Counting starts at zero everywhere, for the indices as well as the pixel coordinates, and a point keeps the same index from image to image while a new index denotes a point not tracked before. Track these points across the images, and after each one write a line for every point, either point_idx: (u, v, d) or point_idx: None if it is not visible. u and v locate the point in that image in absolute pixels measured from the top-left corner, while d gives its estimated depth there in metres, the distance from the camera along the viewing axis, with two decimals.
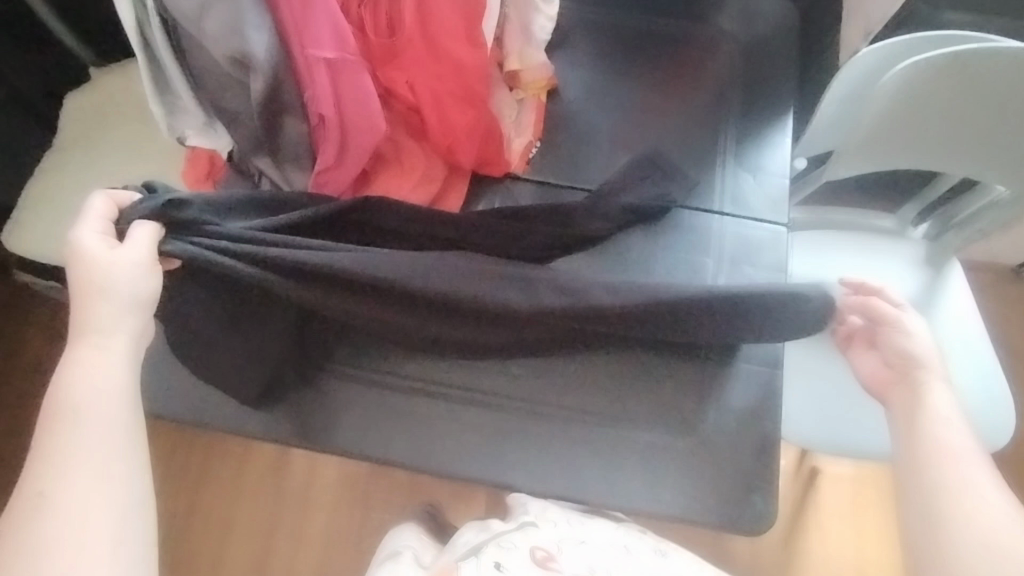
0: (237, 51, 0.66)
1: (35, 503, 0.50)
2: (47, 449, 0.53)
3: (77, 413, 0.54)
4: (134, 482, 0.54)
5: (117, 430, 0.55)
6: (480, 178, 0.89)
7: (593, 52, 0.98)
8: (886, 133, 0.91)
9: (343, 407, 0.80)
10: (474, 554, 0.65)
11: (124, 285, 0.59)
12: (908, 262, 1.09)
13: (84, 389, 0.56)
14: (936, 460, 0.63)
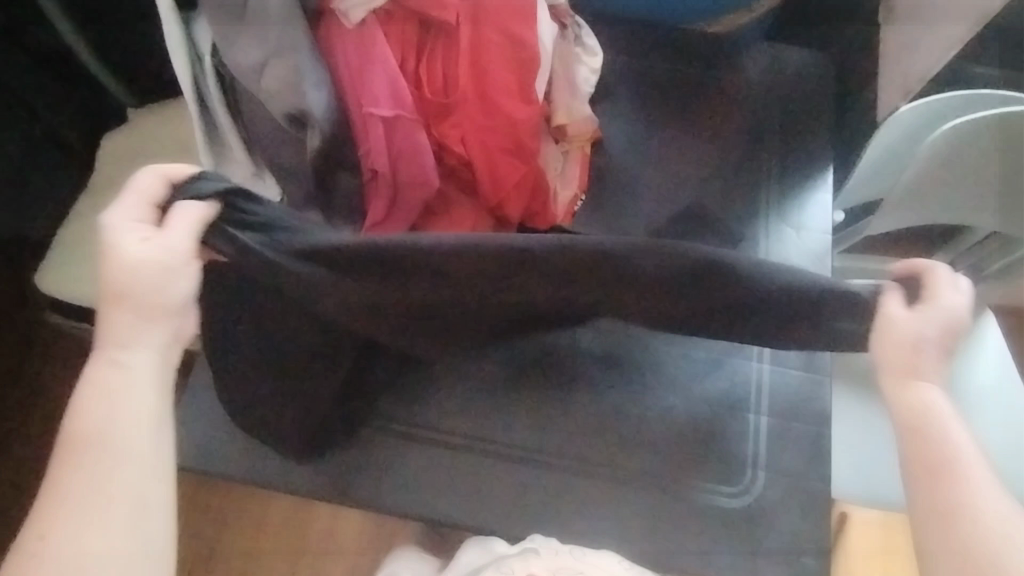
0: (294, 107, 0.66)
1: (36, 544, 0.49)
2: (54, 480, 0.52)
3: (95, 442, 0.52)
4: (156, 520, 0.53)
5: (129, 463, 0.53)
6: (526, 230, 0.89)
7: (634, 105, 0.98)
8: (930, 190, 0.90)
9: (386, 466, 0.79)
10: None
11: (150, 289, 0.54)
12: None
13: (92, 411, 0.53)
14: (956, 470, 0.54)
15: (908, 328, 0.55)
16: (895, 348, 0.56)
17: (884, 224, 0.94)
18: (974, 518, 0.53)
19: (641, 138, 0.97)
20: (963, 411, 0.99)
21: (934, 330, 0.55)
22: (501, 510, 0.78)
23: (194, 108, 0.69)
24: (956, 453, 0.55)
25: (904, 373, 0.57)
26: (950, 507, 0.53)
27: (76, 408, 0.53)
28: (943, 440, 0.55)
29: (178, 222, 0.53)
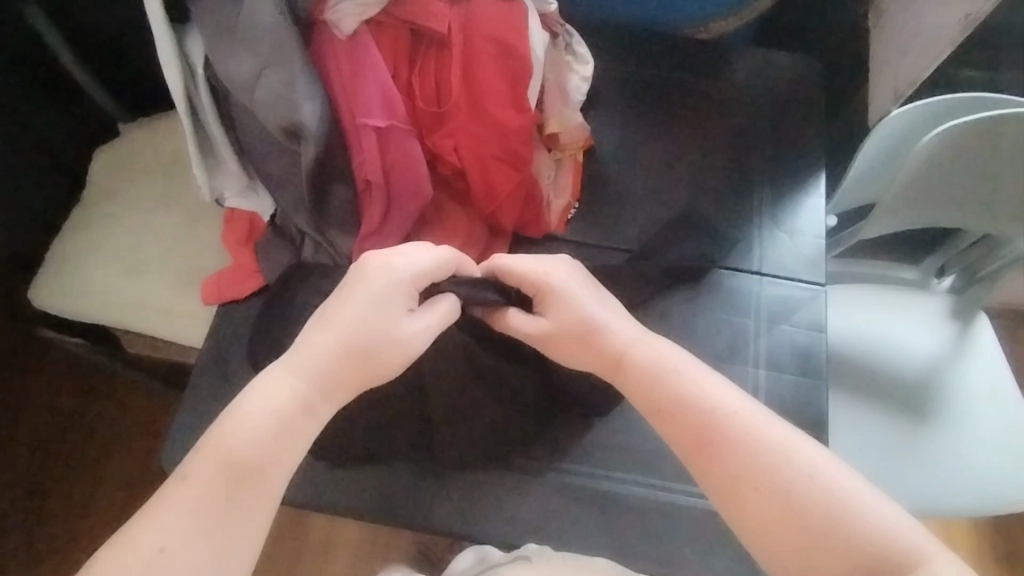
0: (288, 120, 0.66)
1: (148, 551, 0.51)
2: (181, 494, 0.54)
3: (250, 474, 0.55)
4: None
5: (255, 519, 0.55)
6: (519, 238, 0.89)
7: (625, 112, 0.99)
8: (921, 194, 0.90)
9: (384, 479, 0.78)
10: None
11: (381, 365, 0.61)
12: (934, 315, 1.07)
13: (236, 436, 0.56)
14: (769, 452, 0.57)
15: (548, 330, 0.67)
16: (581, 349, 0.67)
17: (876, 230, 0.95)
18: (789, 460, 0.57)
19: (633, 145, 0.97)
20: (960, 411, 0.99)
21: (618, 327, 0.66)
22: (500, 520, 0.77)
23: (187, 120, 0.69)
24: (728, 418, 0.59)
25: (609, 357, 0.66)
26: (764, 468, 0.57)
27: (239, 411, 0.57)
28: (695, 407, 0.61)
29: (443, 313, 0.64)
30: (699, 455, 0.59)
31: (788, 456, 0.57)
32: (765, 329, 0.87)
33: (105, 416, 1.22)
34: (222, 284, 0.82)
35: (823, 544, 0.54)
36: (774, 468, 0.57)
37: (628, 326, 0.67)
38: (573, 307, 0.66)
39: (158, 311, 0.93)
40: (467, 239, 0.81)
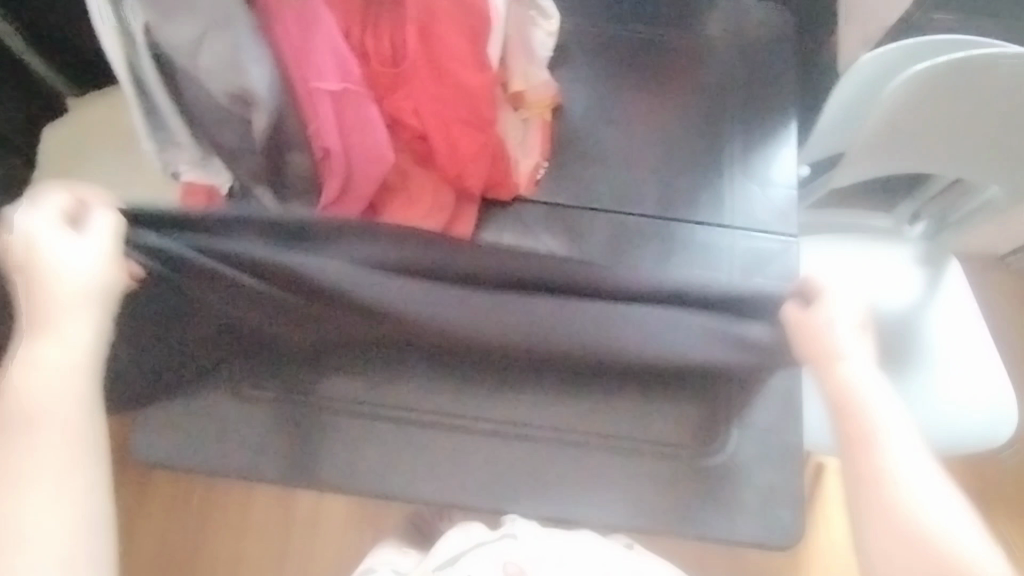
0: (236, 85, 0.64)
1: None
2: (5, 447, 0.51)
3: (33, 421, 0.51)
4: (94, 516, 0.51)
5: (85, 461, 0.52)
6: (487, 201, 0.87)
7: (592, 68, 0.96)
8: (891, 141, 0.89)
9: (362, 448, 0.78)
10: (452, 563, 0.78)
11: (69, 284, 0.54)
12: (906, 260, 1.07)
13: (33, 388, 0.52)
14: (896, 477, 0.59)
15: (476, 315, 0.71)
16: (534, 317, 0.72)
17: (846, 178, 0.94)
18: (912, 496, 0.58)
19: (602, 102, 0.95)
20: (934, 354, 1.00)
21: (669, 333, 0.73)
22: (478, 484, 0.77)
23: (131, 91, 0.66)
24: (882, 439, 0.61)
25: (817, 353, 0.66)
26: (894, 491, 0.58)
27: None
28: (866, 429, 0.62)
29: (99, 228, 0.57)
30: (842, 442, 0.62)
31: (912, 488, 0.58)
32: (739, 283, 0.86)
33: None
34: None
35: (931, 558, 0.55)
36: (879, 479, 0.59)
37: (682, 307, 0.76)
38: (813, 338, 0.67)
39: None
40: (435, 204, 0.79)
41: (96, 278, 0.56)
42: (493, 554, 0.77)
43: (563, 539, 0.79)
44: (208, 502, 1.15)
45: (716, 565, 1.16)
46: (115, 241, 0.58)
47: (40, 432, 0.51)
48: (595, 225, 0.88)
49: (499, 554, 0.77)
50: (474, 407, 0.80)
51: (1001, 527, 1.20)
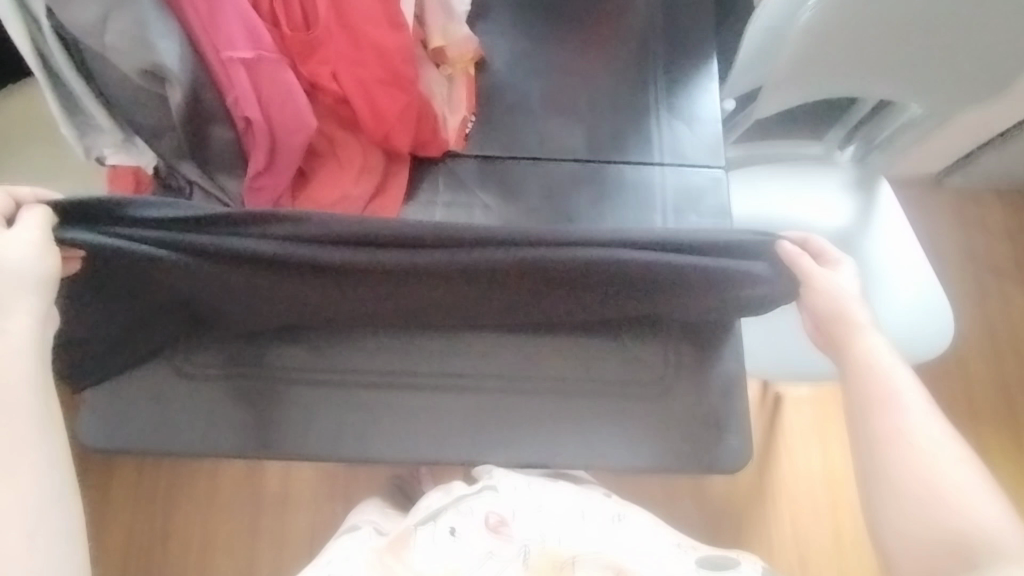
0: (147, 63, 0.63)
1: None
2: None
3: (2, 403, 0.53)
4: (61, 483, 0.54)
5: (47, 441, 0.54)
6: (420, 160, 0.88)
7: (513, 20, 0.97)
8: (806, 69, 0.92)
9: (309, 416, 0.79)
10: (432, 520, 0.66)
11: (17, 266, 0.56)
12: (837, 184, 1.11)
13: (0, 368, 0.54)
14: (904, 439, 0.60)
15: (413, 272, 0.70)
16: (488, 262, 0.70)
17: (770, 107, 0.98)
18: (921, 456, 0.58)
19: (526, 55, 0.95)
20: (868, 273, 1.05)
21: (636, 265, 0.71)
22: (431, 440, 0.79)
23: (41, 77, 0.65)
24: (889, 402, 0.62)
25: (835, 332, 0.68)
26: (901, 449, 0.59)
27: None
28: (868, 391, 0.63)
29: (29, 221, 0.59)
30: (857, 413, 0.63)
31: (926, 449, 0.58)
32: (672, 219, 0.88)
33: None
34: None
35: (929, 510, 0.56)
36: (878, 447, 0.60)
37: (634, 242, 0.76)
38: (829, 302, 0.69)
39: None
40: (364, 167, 0.80)
41: (23, 267, 0.56)
42: (475, 507, 0.68)
43: (549, 492, 0.72)
44: (182, 485, 1.16)
45: (683, 495, 1.21)
46: (44, 231, 0.60)
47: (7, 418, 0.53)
48: (526, 172, 0.89)
49: (483, 506, 0.68)
50: (422, 362, 0.81)
51: None
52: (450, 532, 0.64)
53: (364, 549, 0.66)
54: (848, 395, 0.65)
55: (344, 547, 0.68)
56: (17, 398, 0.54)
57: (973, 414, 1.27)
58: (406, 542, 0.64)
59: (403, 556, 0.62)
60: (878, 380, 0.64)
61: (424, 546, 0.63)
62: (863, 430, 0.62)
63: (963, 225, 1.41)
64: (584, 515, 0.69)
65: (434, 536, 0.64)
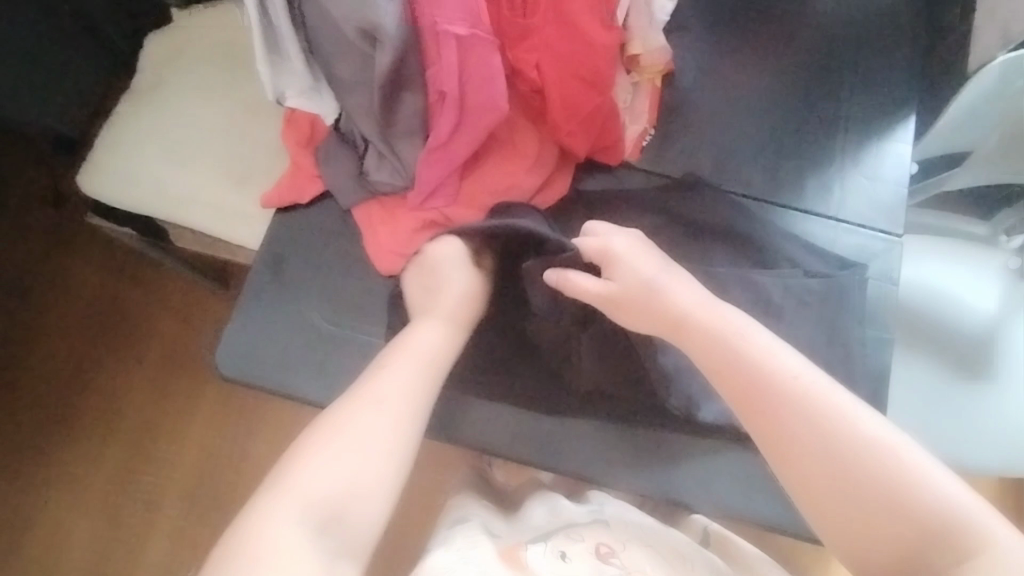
0: (365, 22, 0.63)
1: (368, 404, 0.61)
2: (375, 370, 0.65)
3: (417, 357, 0.67)
4: (398, 443, 0.61)
5: (412, 420, 0.62)
6: (589, 160, 0.85)
7: (708, 34, 0.93)
8: (1013, 150, 0.82)
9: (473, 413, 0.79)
10: (543, 539, 0.70)
11: None
12: (999, 274, 1.01)
13: (422, 340, 0.68)
14: (814, 443, 0.57)
15: (615, 293, 0.68)
16: (637, 308, 0.68)
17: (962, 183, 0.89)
18: (865, 438, 0.56)
19: (714, 71, 0.91)
20: (1013, 373, 0.96)
21: (755, 338, 0.63)
22: (550, 446, 0.78)
23: (255, 19, 0.67)
24: (799, 386, 0.60)
25: (670, 317, 0.67)
26: (823, 433, 0.57)
27: (408, 341, 0.68)
28: (753, 373, 0.61)
29: None
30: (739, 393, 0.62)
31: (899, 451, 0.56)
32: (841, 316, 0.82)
33: (148, 301, 1.31)
34: (282, 189, 0.82)
35: (853, 487, 0.56)
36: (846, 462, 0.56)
37: (767, 340, 0.63)
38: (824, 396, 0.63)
39: (210, 210, 0.97)
40: (536, 159, 0.79)
41: None
42: (585, 535, 0.70)
43: (647, 531, 0.74)
44: (269, 417, 1.25)
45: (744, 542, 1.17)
46: None
47: (397, 368, 0.65)
48: (707, 221, 0.82)
49: (593, 535, 0.70)
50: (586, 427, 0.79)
51: None
52: (560, 556, 0.68)
53: (482, 550, 0.67)
54: (751, 414, 0.60)
55: (465, 539, 0.69)
56: (427, 353, 0.68)
57: None
58: (521, 558, 0.67)
59: (519, 570, 0.66)
60: (746, 358, 0.62)
61: (537, 561, 0.67)
62: (744, 393, 0.61)
63: None
64: (687, 563, 0.71)
65: (546, 555, 0.68)
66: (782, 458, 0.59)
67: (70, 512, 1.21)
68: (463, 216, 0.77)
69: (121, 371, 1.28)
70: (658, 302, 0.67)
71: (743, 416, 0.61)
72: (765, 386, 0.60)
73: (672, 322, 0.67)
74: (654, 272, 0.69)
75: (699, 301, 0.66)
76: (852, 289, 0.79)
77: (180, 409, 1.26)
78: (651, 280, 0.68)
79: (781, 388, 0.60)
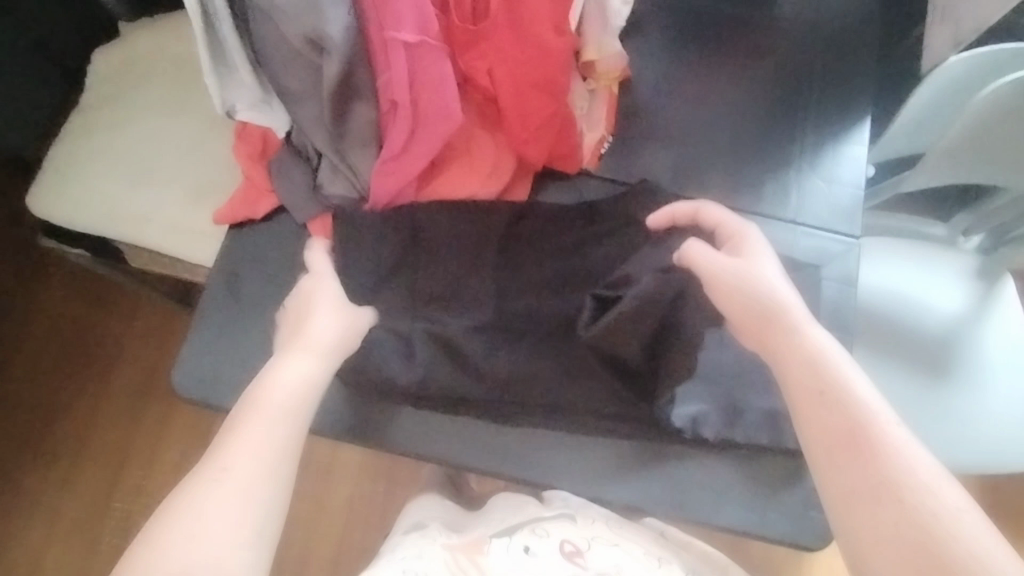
0: (312, 31, 0.62)
1: (221, 470, 0.51)
2: (236, 424, 0.54)
3: (281, 396, 0.56)
4: (266, 503, 0.51)
5: (278, 470, 0.53)
6: (548, 170, 0.84)
7: (665, 41, 0.93)
8: (966, 150, 0.84)
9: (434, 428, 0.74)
10: (508, 534, 0.68)
11: None
12: (955, 274, 1.03)
13: (284, 375, 0.57)
14: (900, 495, 0.51)
15: (718, 284, 0.63)
16: (735, 301, 0.62)
17: (917, 183, 0.89)
18: (936, 497, 0.50)
19: (672, 77, 0.91)
20: (975, 372, 0.97)
21: (856, 379, 0.56)
22: (520, 460, 0.74)
23: (201, 32, 0.66)
24: (877, 430, 0.53)
25: (771, 334, 0.60)
26: (908, 485, 0.51)
27: (273, 377, 0.57)
28: (848, 411, 0.55)
29: None
30: (814, 420, 0.56)
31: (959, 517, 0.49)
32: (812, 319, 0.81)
33: (106, 324, 1.27)
34: (235, 205, 0.80)
35: (929, 566, 0.48)
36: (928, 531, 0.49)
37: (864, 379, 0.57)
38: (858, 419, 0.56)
39: (163, 229, 0.94)
40: (494, 168, 0.78)
41: None
42: (551, 530, 0.67)
43: (620, 525, 0.71)
44: None
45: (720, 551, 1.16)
46: None
47: (263, 414, 0.55)
48: None
49: (558, 531, 0.67)
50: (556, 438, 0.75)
51: None
52: (523, 549, 0.65)
53: (440, 550, 0.65)
54: (833, 449, 0.54)
55: (418, 543, 0.68)
56: (304, 388, 0.58)
57: None
58: (483, 548, 0.65)
59: (478, 558, 0.64)
60: (843, 394, 0.56)
61: (498, 554, 0.64)
62: (837, 429, 0.55)
63: None
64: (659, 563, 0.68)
65: (508, 550, 0.65)
66: (851, 515, 0.52)
67: (24, 550, 1.16)
68: (421, 228, 0.76)
69: (77, 398, 1.23)
70: (763, 304, 0.61)
71: (827, 453, 0.55)
72: (863, 436, 0.54)
73: (776, 348, 0.60)
74: (772, 275, 0.63)
75: (806, 315, 0.60)
76: (811, 291, 0.80)
77: (145, 434, 1.22)
78: (763, 287, 0.62)
79: (874, 433, 0.53)
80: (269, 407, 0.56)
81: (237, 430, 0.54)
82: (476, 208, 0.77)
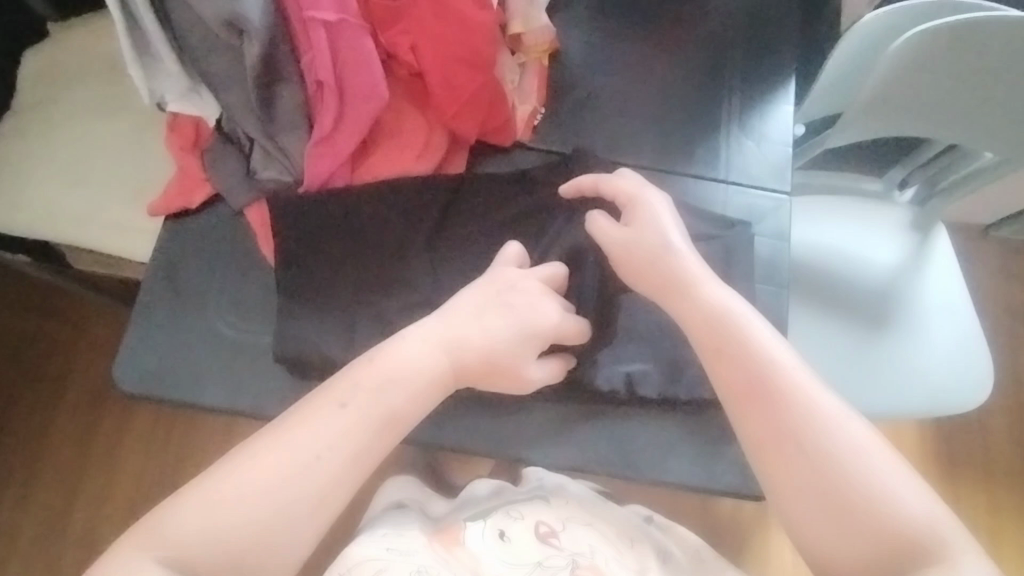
0: (230, 14, 0.62)
1: (314, 437, 0.58)
2: (326, 394, 0.60)
3: (388, 380, 0.61)
4: (332, 482, 0.58)
5: (353, 456, 0.59)
6: (482, 144, 0.85)
7: (591, 13, 0.95)
8: (885, 103, 0.87)
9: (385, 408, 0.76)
10: (482, 517, 0.70)
11: None
12: (890, 229, 1.07)
13: (406, 356, 0.63)
14: (812, 437, 0.58)
15: (625, 241, 0.70)
16: (639, 267, 0.69)
17: (844, 140, 0.92)
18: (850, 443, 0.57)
19: (600, 47, 0.93)
20: (916, 320, 1.01)
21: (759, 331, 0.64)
22: (471, 432, 0.76)
23: (120, 22, 0.67)
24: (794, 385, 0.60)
25: (675, 290, 0.67)
26: (817, 430, 0.58)
27: (391, 351, 0.63)
28: (757, 365, 0.62)
29: None
30: (731, 369, 0.62)
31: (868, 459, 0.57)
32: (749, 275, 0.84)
33: (56, 333, 1.25)
34: (171, 198, 0.80)
35: (836, 497, 0.56)
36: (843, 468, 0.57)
37: (767, 332, 0.64)
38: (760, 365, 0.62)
39: (102, 229, 0.93)
40: (427, 145, 0.80)
41: None
42: (525, 513, 0.70)
43: (595, 505, 0.74)
44: (197, 438, 1.21)
45: (687, 511, 1.20)
46: None
47: (354, 393, 0.60)
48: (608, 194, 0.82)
49: (533, 514, 0.70)
50: (501, 409, 0.77)
51: (958, 488, 1.26)
52: (499, 535, 0.67)
53: (418, 533, 0.67)
54: (764, 389, 0.60)
55: (395, 523, 0.69)
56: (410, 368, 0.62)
57: (982, 469, 1.27)
58: (458, 537, 0.67)
59: (455, 549, 0.65)
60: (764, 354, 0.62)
61: (474, 540, 0.66)
62: (755, 378, 0.61)
63: (1002, 286, 1.39)
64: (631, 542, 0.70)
65: (483, 536, 0.67)
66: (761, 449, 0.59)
67: None
68: (358, 208, 0.76)
69: (33, 409, 1.22)
70: (669, 266, 0.68)
71: (734, 400, 0.62)
72: (770, 384, 0.60)
73: (679, 304, 0.67)
74: (671, 239, 0.69)
75: (700, 274, 0.67)
76: (746, 246, 0.82)
77: (104, 441, 1.20)
78: (664, 247, 0.68)
79: (785, 383, 0.60)
80: (371, 382, 0.61)
81: (324, 400, 0.60)
82: (412, 185, 0.78)
